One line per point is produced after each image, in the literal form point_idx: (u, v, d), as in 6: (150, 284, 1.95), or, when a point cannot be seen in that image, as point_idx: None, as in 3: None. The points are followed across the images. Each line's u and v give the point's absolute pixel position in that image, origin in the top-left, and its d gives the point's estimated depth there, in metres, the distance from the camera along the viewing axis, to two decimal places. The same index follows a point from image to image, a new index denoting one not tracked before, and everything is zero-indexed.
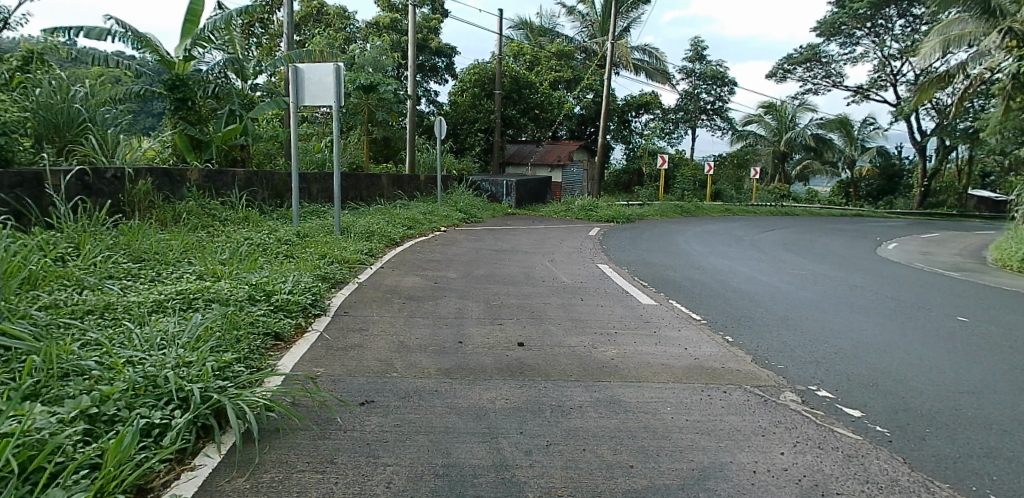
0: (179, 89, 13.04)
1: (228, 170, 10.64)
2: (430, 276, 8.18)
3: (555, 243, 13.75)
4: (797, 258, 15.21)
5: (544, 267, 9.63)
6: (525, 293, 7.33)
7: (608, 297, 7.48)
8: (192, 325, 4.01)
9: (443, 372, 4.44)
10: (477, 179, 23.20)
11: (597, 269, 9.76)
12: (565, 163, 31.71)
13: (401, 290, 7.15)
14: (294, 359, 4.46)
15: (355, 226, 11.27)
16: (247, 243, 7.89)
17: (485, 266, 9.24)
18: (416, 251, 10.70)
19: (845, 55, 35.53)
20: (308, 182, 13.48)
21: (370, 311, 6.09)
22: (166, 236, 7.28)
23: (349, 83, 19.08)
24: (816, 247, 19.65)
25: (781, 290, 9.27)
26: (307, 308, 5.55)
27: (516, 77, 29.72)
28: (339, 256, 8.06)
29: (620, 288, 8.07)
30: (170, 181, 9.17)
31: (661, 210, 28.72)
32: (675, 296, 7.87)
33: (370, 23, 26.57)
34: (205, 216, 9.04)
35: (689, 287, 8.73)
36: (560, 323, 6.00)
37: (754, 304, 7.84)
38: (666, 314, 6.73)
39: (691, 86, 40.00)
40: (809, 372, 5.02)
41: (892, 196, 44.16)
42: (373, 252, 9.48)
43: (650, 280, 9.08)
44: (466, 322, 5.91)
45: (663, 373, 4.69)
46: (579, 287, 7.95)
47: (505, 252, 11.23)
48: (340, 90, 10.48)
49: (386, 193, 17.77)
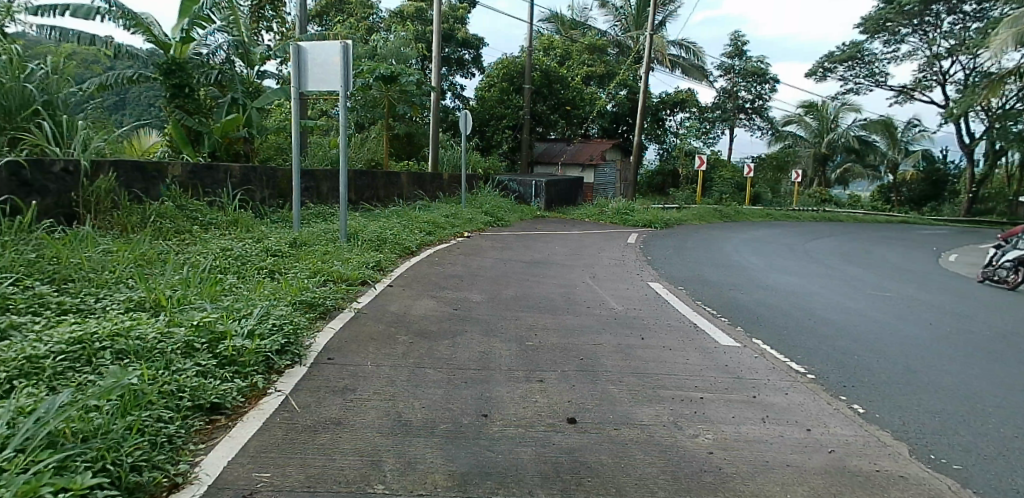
0: (175, 75, 11.64)
1: (220, 166, 9.18)
2: (448, 300, 6.60)
3: (592, 253, 12.10)
4: (867, 274, 13.32)
5: (586, 286, 7.99)
6: (571, 328, 5.71)
7: (678, 333, 5.83)
8: (50, 410, 2.52)
9: (458, 483, 2.84)
10: (504, 178, 21.68)
11: (650, 291, 8.11)
12: (598, 163, 29.69)
13: (411, 320, 5.56)
14: (226, 455, 2.89)
15: (365, 232, 9.76)
16: (219, 255, 6.36)
17: (515, 285, 7.62)
18: (435, 262, 9.14)
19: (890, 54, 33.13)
20: (318, 180, 12.07)
21: (365, 356, 4.50)
22: (113, 245, 5.81)
23: (367, 73, 17.39)
24: (874, 259, 17.68)
25: (879, 322, 7.53)
26: (275, 357, 4.02)
27: (547, 72, 28.03)
28: (337, 272, 6.52)
29: (687, 320, 6.42)
30: (143, 177, 7.69)
31: (698, 214, 26.85)
32: (760, 334, 6.21)
33: (392, 13, 25.10)
34: (182, 219, 7.58)
35: (772, 318, 7.07)
36: (622, 379, 4.40)
37: (862, 346, 6.16)
38: (760, 365, 5.09)
39: (730, 83, 37.95)
40: (1003, 482, 3.34)
41: (937, 202, 41.70)
42: (382, 265, 7.96)
43: (719, 308, 7.40)
44: (494, 376, 4.32)
45: (794, 484, 3.06)
46: (636, 318, 6.32)
47: (538, 265, 9.63)
48: (348, 72, 8.95)
49: (405, 192, 16.26)
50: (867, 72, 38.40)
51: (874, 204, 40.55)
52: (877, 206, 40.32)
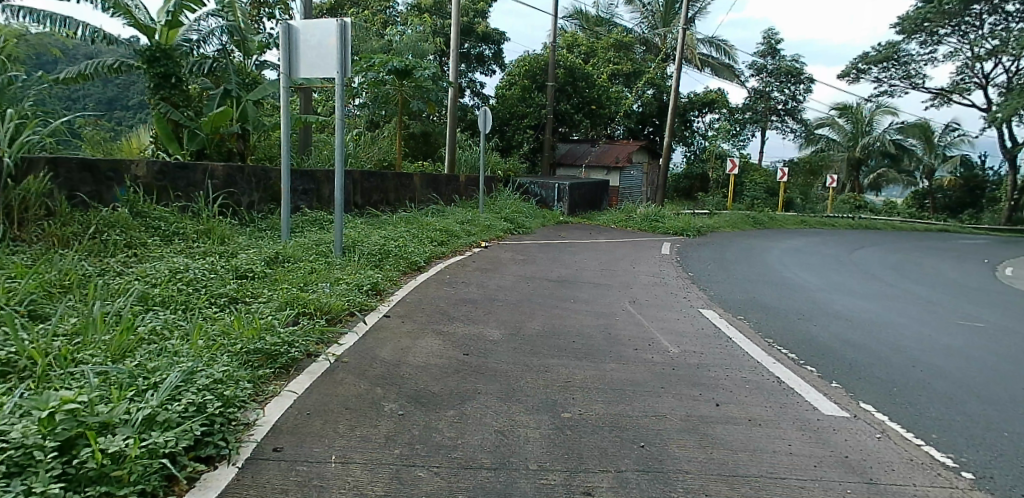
0: (159, 63, 10.42)
1: (197, 165, 7.85)
2: (460, 338, 5.19)
3: (627, 267, 10.62)
4: (935, 293, 11.69)
5: (628, 317, 6.51)
6: (623, 386, 4.24)
7: (763, 397, 4.36)
8: None
9: None
10: (525, 181, 20.31)
11: (706, 322, 6.65)
12: (623, 165, 28.00)
13: (408, 376, 4.12)
14: None
15: (366, 242, 8.37)
16: (159, 279, 4.98)
17: (541, 316, 6.19)
18: (446, 281, 7.76)
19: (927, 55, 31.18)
20: (319, 182, 10.74)
21: (328, 445, 3.08)
22: (15, 267, 4.47)
23: (378, 66, 15.82)
24: (929, 274, 16.01)
25: (999, 370, 5.96)
26: (182, 458, 2.63)
27: (571, 68, 26.57)
28: (318, 301, 5.11)
29: (767, 373, 4.94)
30: (94, 178, 6.44)
31: (730, 220, 25.27)
32: (866, 397, 4.70)
33: (410, 6, 23.86)
34: (141, 230, 6.27)
35: (869, 368, 5.53)
36: (710, 492, 2.93)
37: (1003, 413, 4.62)
38: (889, 454, 3.64)
39: (761, 83, 36.13)
40: None
41: (977, 210, 39.53)
42: (380, 286, 6.56)
43: (799, 350, 5.90)
44: (519, 485, 2.86)
45: None
46: (705, 370, 4.84)
47: (567, 285, 8.19)
48: (347, 56, 7.62)
49: (418, 195, 14.88)
50: (903, 73, 36.39)
51: (913, 211, 38.40)
52: (913, 212, 38.22)
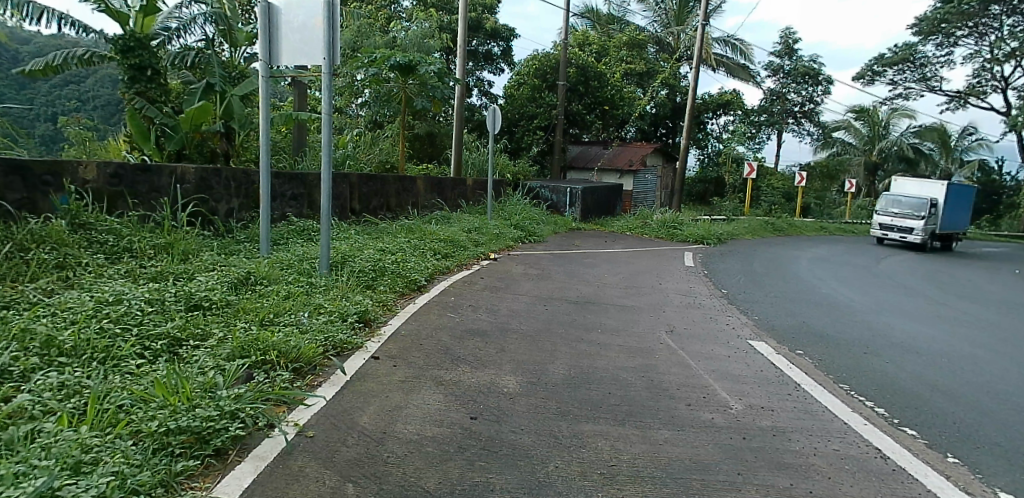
0: (133, 53, 9.34)
1: (163, 166, 6.78)
2: (466, 390, 4.07)
3: (653, 283, 9.48)
4: (988, 312, 10.53)
5: (670, 354, 5.38)
6: (687, 475, 3.11)
7: (875, 489, 3.21)
8: None
9: None
10: (534, 184, 19.22)
11: (764, 360, 5.51)
12: (637, 168, 26.72)
13: (394, 461, 3.00)
14: None
15: (358, 256, 7.26)
16: (69, 314, 3.87)
17: (566, 354, 5.06)
18: (449, 303, 6.64)
19: (944, 58, 29.81)
20: (309, 186, 9.63)
21: None
22: None
23: (379, 62, 14.59)
24: (966, 286, 14.86)
25: None
26: None
27: (583, 67, 25.40)
28: (284, 345, 3.99)
29: (867, 445, 3.78)
30: (24, 184, 5.46)
31: (749, 227, 24.03)
32: (1000, 482, 3.53)
33: (415, 2, 22.78)
34: (80, 246, 5.22)
35: (974, 428, 4.38)
36: None
37: None
38: None
39: (778, 83, 34.90)
40: None
41: (996, 216, 38.32)
42: (370, 315, 5.43)
43: (887, 402, 4.74)
44: None
45: None
46: (785, 440, 3.71)
47: (590, 308, 7.06)
48: (334, 39, 6.52)
49: (421, 199, 13.76)
50: (919, 76, 35.04)
51: None
52: None
